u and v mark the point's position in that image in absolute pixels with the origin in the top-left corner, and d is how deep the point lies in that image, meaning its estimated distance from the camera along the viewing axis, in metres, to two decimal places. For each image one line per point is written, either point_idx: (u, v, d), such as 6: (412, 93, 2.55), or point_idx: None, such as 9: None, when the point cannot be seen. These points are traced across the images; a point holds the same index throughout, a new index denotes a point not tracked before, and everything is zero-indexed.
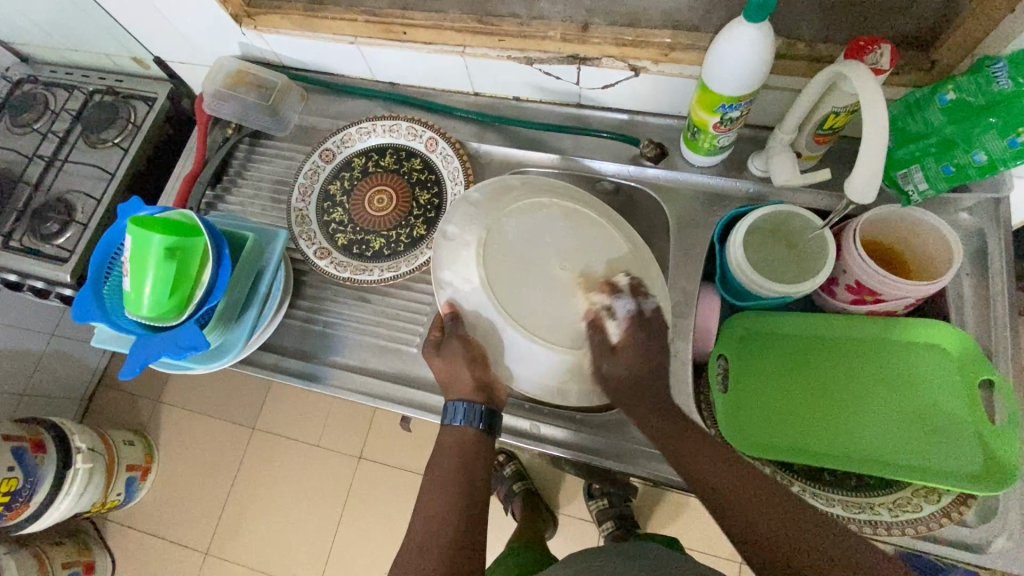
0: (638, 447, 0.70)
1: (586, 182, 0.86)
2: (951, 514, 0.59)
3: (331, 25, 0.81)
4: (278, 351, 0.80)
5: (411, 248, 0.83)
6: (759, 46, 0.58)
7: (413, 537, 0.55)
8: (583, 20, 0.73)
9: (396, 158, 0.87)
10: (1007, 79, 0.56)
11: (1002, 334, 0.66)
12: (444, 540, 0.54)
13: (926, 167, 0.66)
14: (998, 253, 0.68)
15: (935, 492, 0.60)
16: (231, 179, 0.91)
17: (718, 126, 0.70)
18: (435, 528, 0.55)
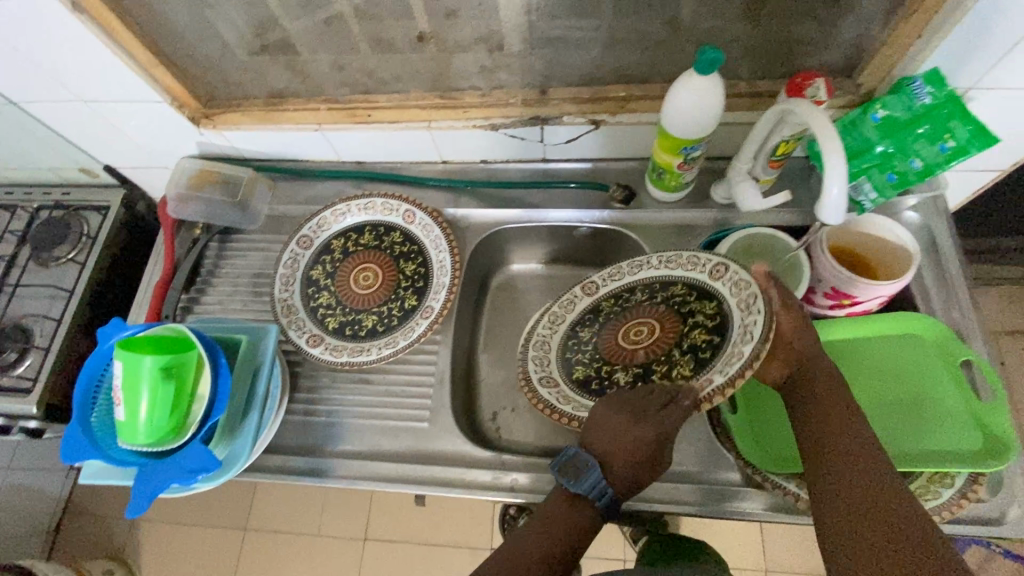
0: (664, 484, 0.71)
1: (564, 231, 0.89)
2: (968, 494, 0.62)
3: (295, 116, 0.82)
4: (283, 451, 0.76)
5: (405, 320, 0.81)
6: (712, 93, 0.63)
7: (503, 561, 0.62)
8: (541, 85, 0.77)
9: (374, 234, 0.87)
10: (928, 93, 0.64)
11: (969, 317, 0.72)
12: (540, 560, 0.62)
13: (873, 178, 0.71)
14: (945, 242, 0.75)
15: (948, 475, 0.63)
16: (206, 279, 0.89)
17: (682, 165, 0.74)
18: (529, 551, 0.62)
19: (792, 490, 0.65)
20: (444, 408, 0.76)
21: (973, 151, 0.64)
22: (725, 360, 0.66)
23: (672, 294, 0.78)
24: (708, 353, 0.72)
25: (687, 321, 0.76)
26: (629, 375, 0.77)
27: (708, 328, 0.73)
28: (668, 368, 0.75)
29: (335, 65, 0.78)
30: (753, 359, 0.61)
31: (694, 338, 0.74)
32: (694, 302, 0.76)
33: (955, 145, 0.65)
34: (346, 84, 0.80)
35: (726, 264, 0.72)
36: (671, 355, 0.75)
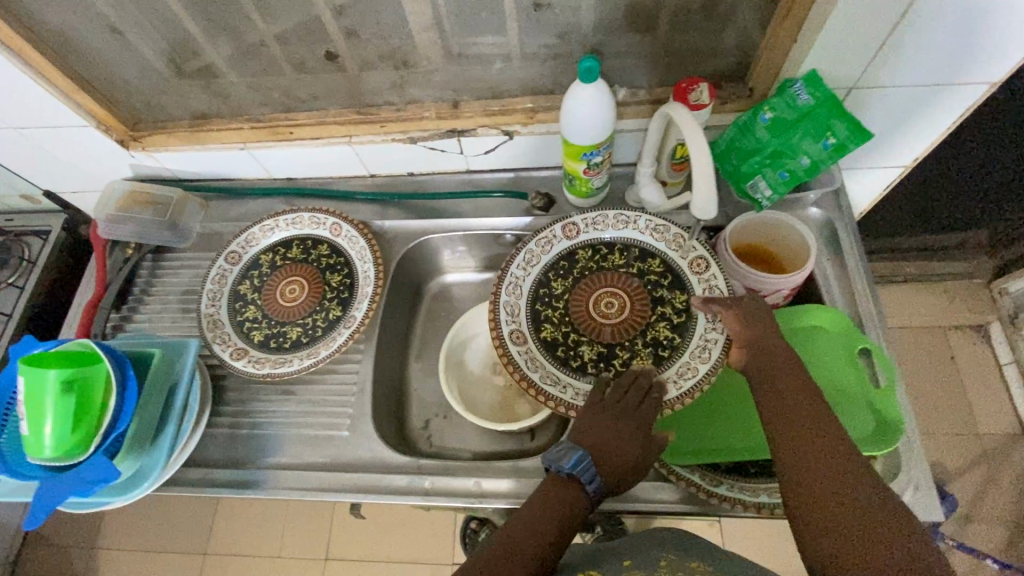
0: None
1: (490, 239, 0.91)
2: None
3: (219, 135, 0.85)
4: (205, 465, 0.76)
5: (329, 331, 0.83)
6: (600, 101, 0.66)
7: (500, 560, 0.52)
8: (453, 99, 0.81)
9: (302, 248, 0.89)
10: (807, 93, 0.68)
11: (868, 307, 0.74)
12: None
13: (767, 176, 0.73)
14: (847, 235, 0.78)
15: None
16: (137, 297, 0.90)
17: (587, 171, 0.77)
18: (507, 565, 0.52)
19: (692, 480, 0.65)
20: (365, 416, 0.77)
21: (852, 147, 0.68)
22: (677, 371, 0.72)
23: (648, 272, 0.79)
24: (666, 352, 0.74)
25: (655, 309, 0.77)
26: (592, 352, 0.76)
27: (671, 325, 0.75)
28: (629, 356, 0.75)
29: (253, 86, 0.81)
30: (703, 383, 0.69)
31: (657, 332, 0.76)
32: (663, 291, 0.77)
33: (836, 141, 0.68)
34: (266, 103, 0.83)
35: (707, 259, 0.76)
36: (634, 342, 0.76)
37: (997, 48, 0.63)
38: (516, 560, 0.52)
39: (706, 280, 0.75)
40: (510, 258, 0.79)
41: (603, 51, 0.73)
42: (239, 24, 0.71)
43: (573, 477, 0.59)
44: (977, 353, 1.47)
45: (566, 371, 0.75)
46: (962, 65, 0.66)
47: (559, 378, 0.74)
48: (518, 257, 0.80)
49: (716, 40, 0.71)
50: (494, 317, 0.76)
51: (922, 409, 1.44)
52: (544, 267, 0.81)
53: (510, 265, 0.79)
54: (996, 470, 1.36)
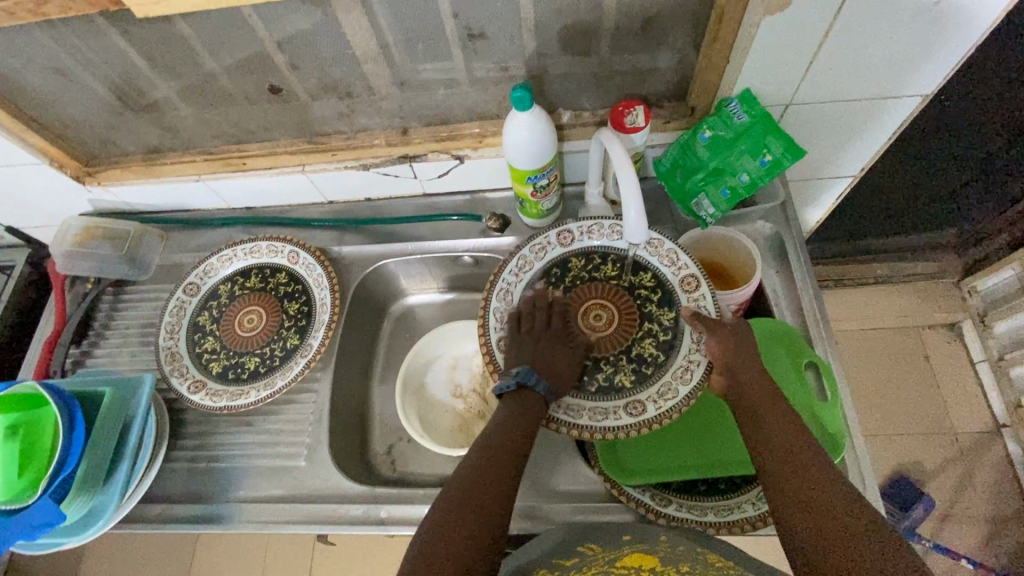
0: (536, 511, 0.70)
1: (448, 261, 0.92)
2: None
3: (174, 168, 0.86)
4: (163, 500, 0.76)
5: (286, 360, 0.83)
6: (537, 127, 0.67)
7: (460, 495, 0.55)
8: (401, 126, 0.82)
9: (260, 276, 0.89)
10: (742, 112, 0.69)
11: (815, 318, 0.75)
12: (483, 518, 0.53)
13: (710, 194, 0.75)
14: (794, 248, 0.79)
15: None
16: (98, 332, 0.90)
17: (535, 194, 0.77)
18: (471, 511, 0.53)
19: (642, 501, 0.65)
20: (322, 445, 0.77)
21: (787, 164, 0.69)
22: (657, 390, 0.69)
23: (638, 286, 0.75)
24: (649, 370, 0.70)
25: (643, 324, 0.73)
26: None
27: (656, 343, 0.72)
28: (612, 371, 0.71)
29: (202, 120, 0.82)
30: (683, 407, 0.67)
31: (642, 349, 0.72)
32: (652, 307, 0.74)
33: (772, 158, 0.69)
34: (218, 136, 0.84)
35: (699, 278, 0.71)
36: (618, 357, 0.71)
37: (922, 59, 0.64)
38: (478, 501, 0.54)
39: (694, 300, 0.72)
40: (501, 264, 0.76)
41: (543, 76, 0.74)
42: (180, 62, 0.72)
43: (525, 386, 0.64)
44: (951, 351, 1.47)
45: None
46: (891, 76, 0.67)
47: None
48: (510, 262, 0.76)
49: (653, 62, 0.73)
50: (484, 326, 0.72)
51: (900, 410, 1.44)
52: (536, 273, 0.77)
53: (501, 270, 0.76)
54: (973, 468, 1.36)
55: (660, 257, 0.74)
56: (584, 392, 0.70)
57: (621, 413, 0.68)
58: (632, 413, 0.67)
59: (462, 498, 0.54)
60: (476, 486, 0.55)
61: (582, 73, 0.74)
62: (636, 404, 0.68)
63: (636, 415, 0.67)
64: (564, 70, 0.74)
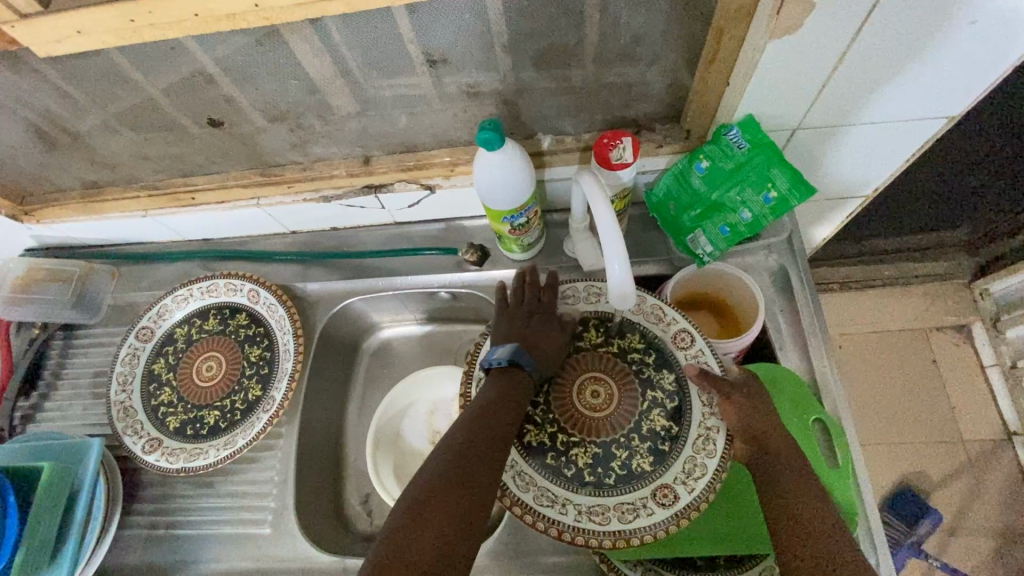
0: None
1: (423, 296, 0.84)
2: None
3: (117, 205, 0.78)
4: (120, 571, 0.71)
5: (248, 413, 0.77)
6: (510, 166, 0.59)
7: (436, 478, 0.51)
8: (363, 154, 0.74)
9: (219, 318, 0.82)
10: (744, 143, 0.61)
11: (822, 364, 0.69)
12: (464, 499, 0.50)
13: (707, 231, 0.67)
14: (800, 284, 0.72)
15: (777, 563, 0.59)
16: (46, 382, 0.83)
17: (513, 232, 0.70)
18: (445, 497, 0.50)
19: None
20: (288, 510, 0.72)
21: (794, 202, 0.62)
22: (683, 470, 0.60)
23: (629, 350, 0.67)
24: (666, 446, 0.62)
25: (646, 394, 0.65)
26: (586, 456, 0.62)
27: (666, 412, 0.63)
28: (627, 456, 0.62)
29: (140, 154, 0.73)
30: (715, 484, 0.59)
31: (652, 422, 0.63)
32: (651, 371, 0.66)
33: (778, 195, 0.62)
34: (161, 169, 0.76)
35: (691, 331, 0.66)
36: (630, 438, 0.62)
37: (952, 79, 0.56)
38: (464, 485, 0.51)
39: (692, 356, 0.66)
40: (475, 347, 0.65)
41: (517, 100, 0.66)
42: (104, 96, 0.64)
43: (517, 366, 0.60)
44: (962, 355, 1.40)
45: (560, 482, 0.60)
46: (915, 97, 0.58)
47: (557, 494, 0.59)
48: (484, 344, 0.67)
49: (642, 84, 0.64)
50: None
51: (911, 419, 1.37)
52: None
53: (477, 356, 0.66)
54: (982, 479, 1.31)
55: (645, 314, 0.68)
56: (601, 488, 0.60)
57: (651, 505, 0.59)
58: (664, 504, 0.58)
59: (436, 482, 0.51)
60: (453, 465, 0.52)
61: (562, 97, 0.65)
62: (664, 491, 0.59)
63: (669, 505, 0.58)
64: (541, 94, 0.65)
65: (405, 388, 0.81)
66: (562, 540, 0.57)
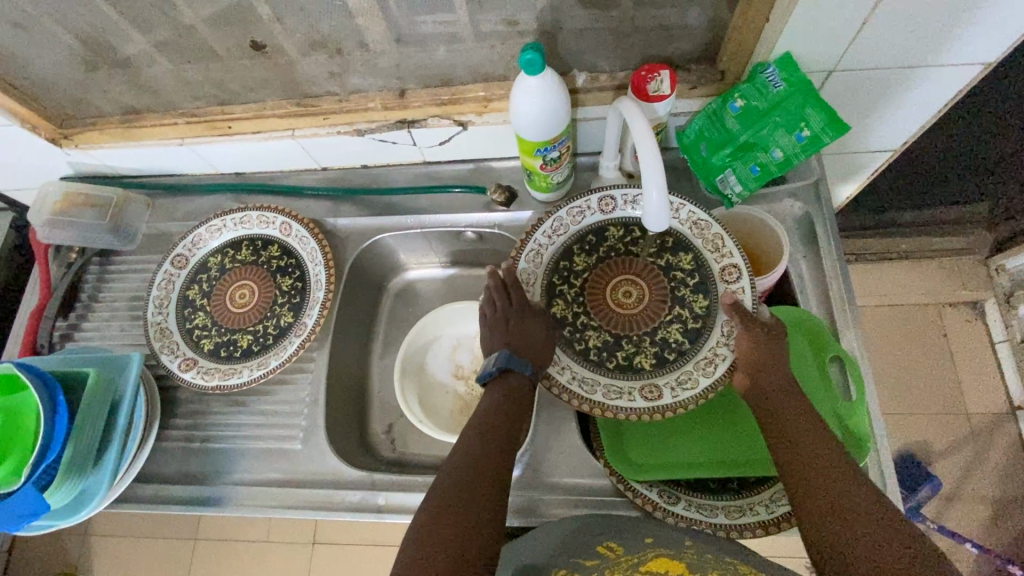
0: (525, 498, 0.68)
1: (449, 235, 0.86)
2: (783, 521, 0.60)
3: (154, 131, 0.80)
4: (158, 479, 0.75)
5: (280, 338, 0.79)
6: (548, 93, 0.60)
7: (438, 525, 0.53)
8: (399, 87, 0.74)
9: (251, 249, 0.84)
10: (780, 80, 0.62)
11: (840, 310, 0.71)
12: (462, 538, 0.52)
13: (737, 170, 0.68)
14: (824, 230, 0.73)
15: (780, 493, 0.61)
16: (85, 305, 0.86)
17: (544, 167, 0.71)
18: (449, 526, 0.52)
19: (648, 497, 0.63)
20: (318, 429, 0.75)
21: (826, 140, 0.63)
22: (676, 379, 0.65)
23: (676, 266, 0.70)
24: (671, 355, 0.66)
25: (673, 308, 0.68)
26: (597, 340, 0.68)
27: (682, 329, 0.67)
28: (634, 351, 0.67)
29: (180, 80, 0.74)
30: (701, 398, 0.63)
31: (667, 333, 0.67)
32: (686, 291, 0.68)
33: (811, 134, 0.63)
34: (199, 96, 0.77)
35: (741, 269, 0.66)
36: (642, 337, 0.68)
37: (986, 27, 0.57)
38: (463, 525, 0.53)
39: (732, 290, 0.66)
40: (534, 223, 0.72)
41: (556, 34, 0.66)
42: (150, 15, 0.64)
43: (508, 371, 0.64)
44: (972, 330, 1.41)
45: (568, 354, 0.68)
46: (952, 43, 0.59)
47: (559, 360, 0.67)
48: (545, 223, 0.72)
49: (681, 21, 0.64)
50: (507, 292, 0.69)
51: (918, 390, 1.39)
52: (571, 237, 0.72)
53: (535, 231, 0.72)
54: (983, 450, 1.33)
55: (687, 228, 0.70)
56: (600, 368, 0.67)
57: (635, 395, 0.64)
58: (648, 398, 0.64)
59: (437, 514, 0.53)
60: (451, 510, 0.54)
61: (601, 31, 0.66)
62: (651, 388, 0.65)
63: (652, 399, 0.63)
64: (581, 27, 0.65)
65: (433, 319, 0.84)
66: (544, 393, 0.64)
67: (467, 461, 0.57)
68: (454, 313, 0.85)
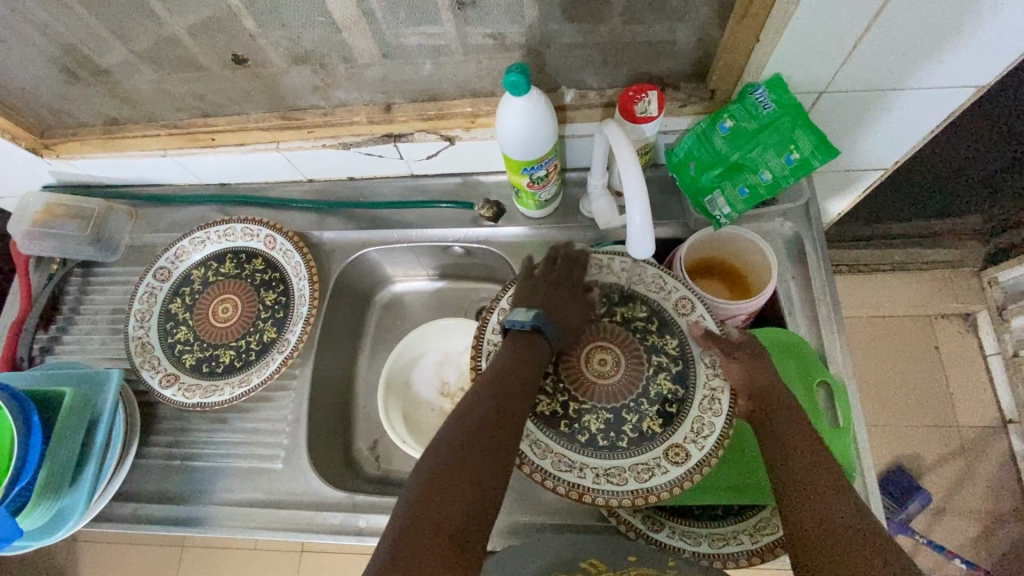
0: (508, 521, 0.67)
1: (436, 250, 0.85)
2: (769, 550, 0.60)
3: (137, 143, 0.79)
4: (137, 498, 0.74)
5: (262, 354, 0.78)
6: (535, 113, 0.59)
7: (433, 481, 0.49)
8: (385, 102, 0.74)
9: (235, 262, 0.83)
10: (770, 101, 0.61)
11: (829, 332, 0.70)
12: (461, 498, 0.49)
13: (726, 191, 0.67)
14: (813, 250, 0.73)
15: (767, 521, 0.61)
16: (65, 317, 0.85)
17: (532, 185, 0.70)
18: (455, 480, 0.49)
19: (631, 523, 0.62)
20: (300, 447, 0.74)
21: (815, 164, 0.62)
22: (692, 429, 0.62)
23: (634, 317, 0.68)
24: (674, 409, 0.64)
25: (651, 360, 0.66)
26: (598, 420, 0.64)
27: (670, 375, 0.65)
28: (638, 419, 0.64)
29: (163, 92, 0.73)
30: (724, 439, 0.61)
31: (658, 387, 0.65)
32: (655, 338, 0.67)
33: (800, 157, 0.62)
34: (182, 108, 0.76)
35: (691, 299, 0.67)
36: (639, 402, 0.64)
37: (975, 56, 0.56)
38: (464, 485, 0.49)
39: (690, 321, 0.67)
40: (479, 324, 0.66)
41: (543, 52, 0.65)
42: (130, 28, 0.63)
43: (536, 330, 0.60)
44: (965, 343, 1.40)
45: (573, 448, 0.63)
46: (944, 67, 0.58)
47: (572, 461, 0.62)
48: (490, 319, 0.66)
49: (669, 42, 0.63)
50: None
51: (909, 402, 1.38)
52: None
53: (484, 331, 0.65)
54: (974, 463, 1.33)
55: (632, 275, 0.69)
56: (615, 451, 0.62)
57: (664, 464, 0.61)
58: (677, 462, 0.61)
59: (445, 465, 0.50)
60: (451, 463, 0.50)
61: (588, 50, 0.65)
62: (675, 450, 0.62)
63: (682, 462, 0.61)
64: (568, 46, 0.64)
65: (419, 335, 0.83)
66: (580, 502, 0.59)
67: (473, 412, 0.54)
68: (440, 329, 0.84)
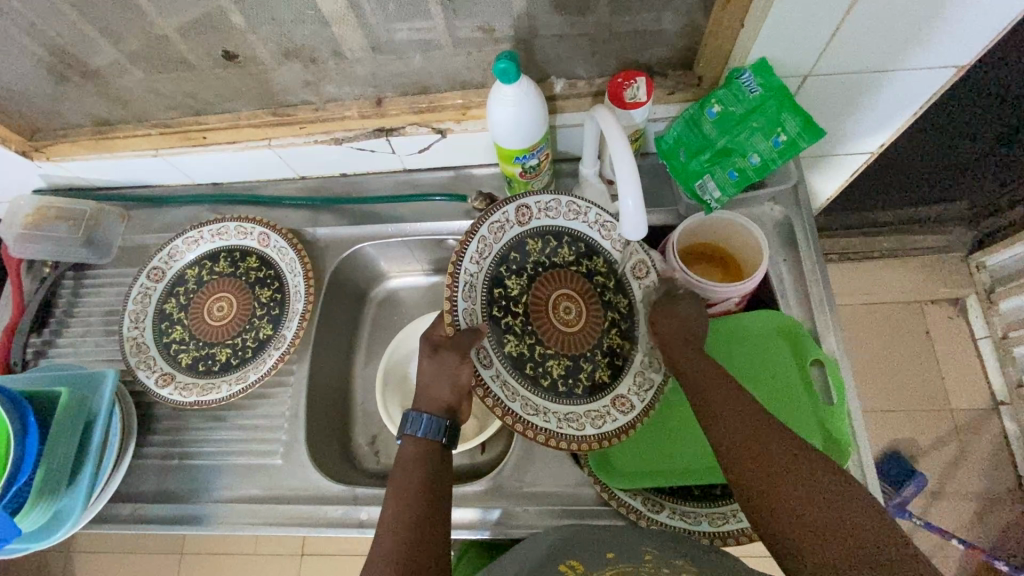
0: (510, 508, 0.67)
1: (431, 244, 0.85)
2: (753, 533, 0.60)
3: (127, 143, 0.78)
4: (136, 498, 0.74)
5: (258, 352, 0.78)
6: (525, 102, 0.59)
7: None
8: (375, 96, 0.74)
9: (229, 260, 0.83)
10: (756, 85, 0.62)
11: (820, 312, 0.71)
12: None
13: (716, 175, 0.68)
14: (802, 232, 0.74)
15: None
16: (58, 320, 0.84)
17: (524, 174, 0.70)
18: None
19: (632, 506, 0.63)
20: (299, 443, 0.74)
21: (803, 145, 0.63)
22: (636, 381, 0.68)
23: (596, 271, 0.72)
24: (620, 361, 0.69)
25: (607, 314, 0.71)
26: (560, 367, 0.68)
27: (620, 331, 0.71)
28: (591, 367, 0.68)
29: (153, 91, 0.73)
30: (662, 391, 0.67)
31: (610, 340, 0.70)
32: (610, 293, 0.72)
33: (787, 138, 0.63)
34: (172, 107, 0.76)
35: (647, 263, 0.70)
36: (594, 352, 0.69)
37: (954, 36, 0.58)
38: None
39: (645, 286, 0.71)
40: (461, 248, 0.64)
41: (533, 41, 0.66)
42: (119, 26, 0.63)
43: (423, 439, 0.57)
44: (954, 327, 1.42)
45: (539, 394, 0.65)
46: (924, 48, 0.60)
47: (538, 405, 0.64)
48: (468, 247, 0.65)
49: (657, 29, 0.64)
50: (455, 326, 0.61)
51: (902, 387, 1.40)
52: (496, 259, 0.68)
53: (462, 258, 0.64)
54: (967, 446, 1.34)
55: (596, 230, 0.72)
56: (571, 398, 0.66)
57: (613, 412, 0.66)
58: (624, 410, 0.66)
59: None
60: None
61: (577, 39, 0.65)
62: (620, 400, 0.67)
63: (628, 410, 0.66)
64: (556, 36, 0.65)
65: (415, 328, 0.84)
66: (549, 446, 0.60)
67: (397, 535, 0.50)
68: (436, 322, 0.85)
